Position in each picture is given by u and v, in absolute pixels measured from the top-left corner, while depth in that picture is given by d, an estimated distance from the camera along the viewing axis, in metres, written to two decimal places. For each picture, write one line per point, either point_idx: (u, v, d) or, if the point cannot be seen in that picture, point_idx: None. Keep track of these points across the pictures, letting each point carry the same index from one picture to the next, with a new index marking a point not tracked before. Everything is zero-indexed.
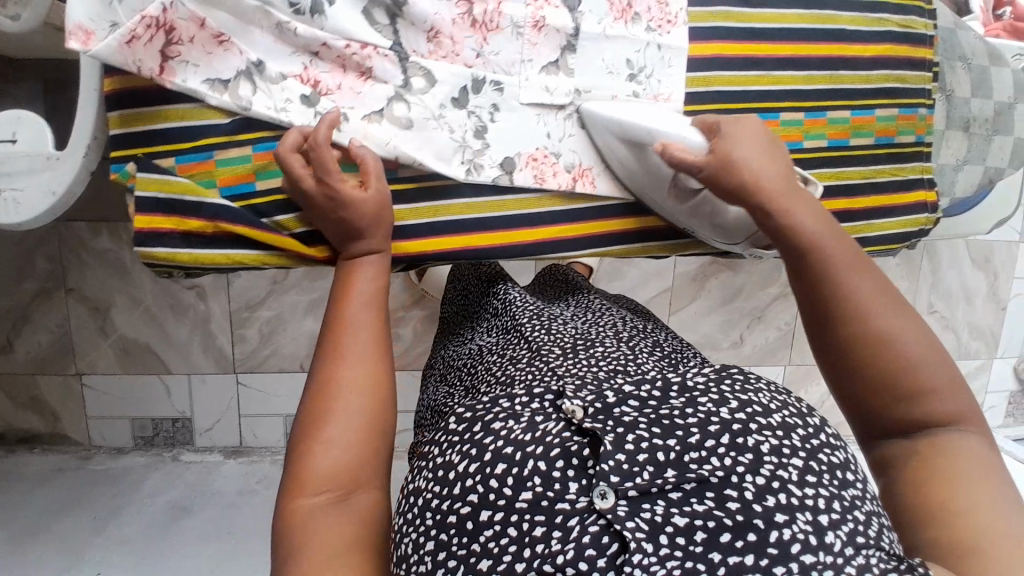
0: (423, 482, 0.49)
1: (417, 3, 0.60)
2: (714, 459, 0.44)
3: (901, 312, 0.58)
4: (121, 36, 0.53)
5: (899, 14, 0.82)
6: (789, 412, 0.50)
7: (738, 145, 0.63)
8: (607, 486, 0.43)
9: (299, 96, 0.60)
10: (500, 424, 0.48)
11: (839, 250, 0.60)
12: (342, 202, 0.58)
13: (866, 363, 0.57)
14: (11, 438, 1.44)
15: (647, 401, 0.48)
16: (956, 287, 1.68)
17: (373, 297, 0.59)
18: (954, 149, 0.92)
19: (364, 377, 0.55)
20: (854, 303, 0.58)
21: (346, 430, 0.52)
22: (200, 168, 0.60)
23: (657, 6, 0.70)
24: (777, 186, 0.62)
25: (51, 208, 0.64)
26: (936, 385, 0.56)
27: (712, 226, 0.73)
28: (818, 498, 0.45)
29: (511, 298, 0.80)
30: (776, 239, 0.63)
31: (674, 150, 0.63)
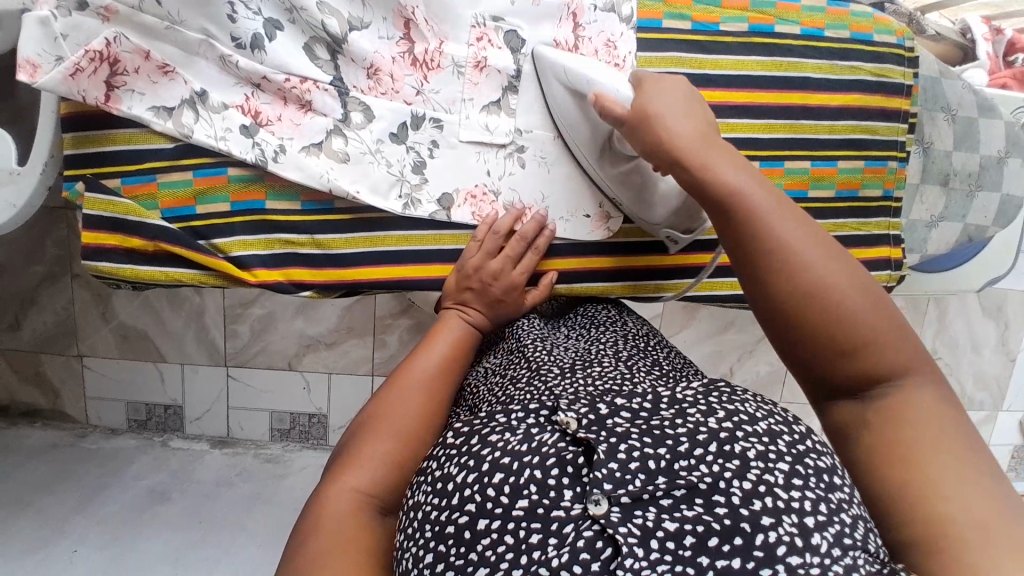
0: (422, 496, 0.44)
1: (357, 41, 0.62)
2: (703, 466, 0.40)
3: (836, 260, 0.50)
4: (65, 69, 0.56)
5: (872, 61, 0.79)
6: (774, 419, 0.45)
7: (659, 102, 0.59)
8: (599, 494, 0.39)
9: (239, 126, 0.62)
10: (497, 436, 0.43)
11: (763, 198, 0.52)
12: (515, 291, 0.67)
13: (804, 322, 0.49)
14: (14, 411, 1.51)
15: (638, 414, 0.44)
16: (962, 335, 1.62)
17: (458, 355, 0.63)
18: (929, 205, 0.90)
19: (418, 407, 0.57)
20: (790, 247, 0.50)
21: (389, 438, 0.54)
22: (144, 190, 0.63)
23: (606, 48, 0.70)
24: (695, 143, 0.56)
25: (13, 219, 0.68)
26: (879, 332, 0.48)
27: (633, 195, 0.69)
28: (804, 499, 0.40)
29: (521, 323, 0.67)
30: (697, 196, 0.55)
31: (603, 100, 0.61)
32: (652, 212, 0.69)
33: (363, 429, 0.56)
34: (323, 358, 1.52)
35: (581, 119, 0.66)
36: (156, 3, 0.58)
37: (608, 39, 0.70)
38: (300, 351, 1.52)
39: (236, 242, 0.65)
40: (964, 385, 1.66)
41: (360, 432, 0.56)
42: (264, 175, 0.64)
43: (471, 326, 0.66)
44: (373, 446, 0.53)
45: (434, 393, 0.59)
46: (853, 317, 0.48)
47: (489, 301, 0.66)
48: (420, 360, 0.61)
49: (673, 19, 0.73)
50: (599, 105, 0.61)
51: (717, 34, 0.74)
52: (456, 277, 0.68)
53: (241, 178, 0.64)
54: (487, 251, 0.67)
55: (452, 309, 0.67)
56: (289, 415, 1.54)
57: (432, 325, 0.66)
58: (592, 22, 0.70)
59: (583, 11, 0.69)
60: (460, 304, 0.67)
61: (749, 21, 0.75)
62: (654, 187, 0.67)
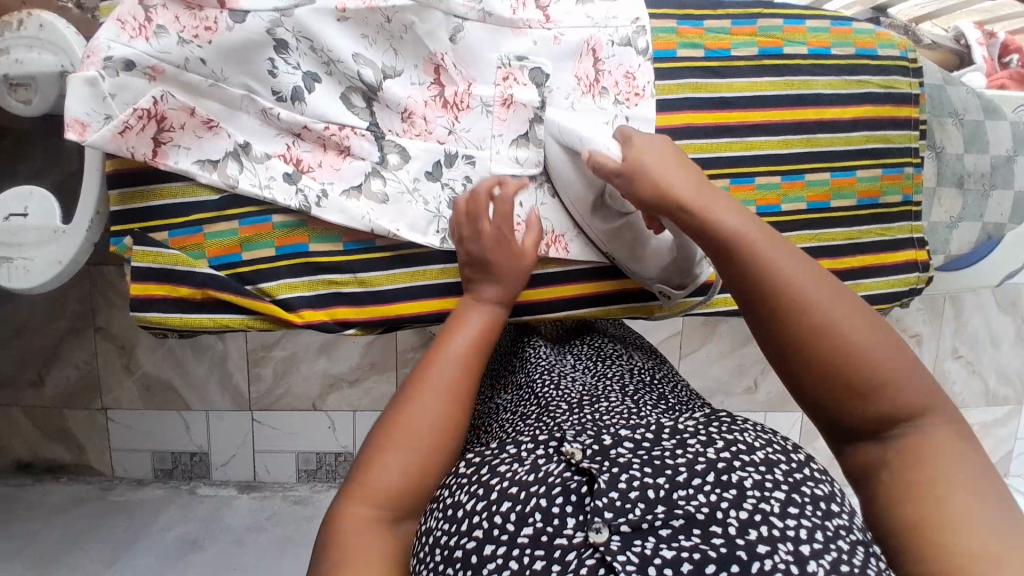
0: (434, 522, 0.44)
1: (391, 88, 0.66)
2: (700, 495, 0.39)
3: (845, 302, 0.49)
4: (115, 126, 0.58)
5: (880, 75, 0.81)
6: (773, 449, 0.44)
7: (651, 152, 0.57)
8: (600, 522, 0.38)
9: (282, 174, 0.64)
10: (506, 466, 0.44)
11: (769, 243, 0.51)
12: (502, 248, 0.63)
13: (814, 373, 0.47)
14: (39, 467, 1.50)
15: (641, 443, 0.43)
16: (981, 332, 1.63)
17: (477, 340, 0.58)
18: (947, 206, 0.93)
19: (439, 410, 0.53)
20: (799, 296, 0.48)
21: (410, 446, 0.50)
22: (191, 241, 0.65)
23: (625, 80, 0.73)
24: (690, 191, 0.53)
25: (59, 275, 0.68)
26: (891, 372, 0.47)
27: (626, 247, 0.69)
28: (800, 528, 0.38)
29: (533, 356, 0.68)
30: (697, 240, 0.53)
31: (596, 158, 0.58)
32: (645, 267, 0.71)
33: (379, 430, 0.52)
34: (347, 395, 1.53)
35: (578, 177, 0.67)
36: (200, 62, 0.60)
37: (628, 71, 0.73)
38: (324, 390, 1.52)
39: (280, 284, 0.67)
40: (988, 381, 1.66)
41: (376, 432, 0.52)
42: (306, 220, 0.67)
43: (495, 303, 0.62)
44: (391, 450, 0.50)
45: (457, 391, 0.54)
46: (866, 360, 0.46)
47: (482, 268, 0.64)
48: (442, 353, 0.56)
49: (688, 47, 0.76)
50: (592, 161, 0.58)
51: (730, 59, 0.77)
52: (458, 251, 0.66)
53: (285, 224, 0.66)
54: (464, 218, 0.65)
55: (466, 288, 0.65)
56: (316, 456, 1.54)
57: (451, 314, 0.61)
58: (610, 57, 0.73)
59: (601, 47, 0.72)
60: (478, 287, 0.63)
61: (759, 45, 0.78)
62: (647, 244, 0.68)
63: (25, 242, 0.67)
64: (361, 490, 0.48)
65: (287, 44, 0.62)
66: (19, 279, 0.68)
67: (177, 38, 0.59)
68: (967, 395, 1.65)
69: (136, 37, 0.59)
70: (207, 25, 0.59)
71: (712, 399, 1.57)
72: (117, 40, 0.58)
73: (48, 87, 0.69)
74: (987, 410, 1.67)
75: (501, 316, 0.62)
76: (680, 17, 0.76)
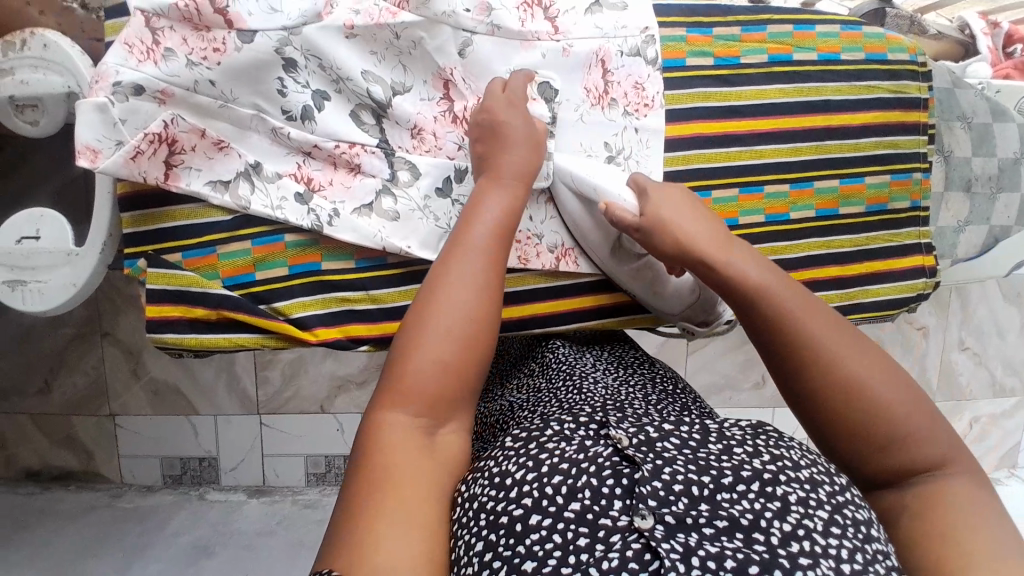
0: (477, 488, 0.43)
1: (400, 105, 0.66)
2: (744, 501, 0.41)
3: (867, 353, 0.51)
4: (127, 152, 0.58)
5: (890, 80, 0.81)
6: (819, 469, 0.45)
7: (667, 205, 0.61)
8: (645, 509, 0.39)
9: (293, 194, 0.64)
10: (553, 442, 0.44)
11: (791, 298, 0.53)
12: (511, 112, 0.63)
13: (842, 427, 0.49)
14: (46, 475, 1.50)
15: (687, 441, 0.45)
16: (987, 323, 1.63)
17: (497, 230, 0.56)
18: (954, 211, 0.93)
19: (466, 316, 0.51)
20: (823, 351, 0.51)
21: (435, 354, 0.49)
22: (205, 261, 0.65)
23: (634, 91, 0.73)
24: (707, 242, 0.58)
25: (73, 297, 0.68)
26: (912, 425, 0.49)
27: (647, 285, 0.71)
28: (841, 547, 0.39)
29: (553, 358, 0.67)
30: (724, 295, 0.57)
31: (614, 210, 0.62)
32: (666, 303, 0.73)
33: (403, 336, 0.50)
34: (355, 398, 1.53)
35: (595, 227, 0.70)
36: (209, 84, 0.60)
37: (636, 81, 0.73)
38: (332, 393, 1.53)
39: (295, 303, 0.67)
40: (995, 372, 1.66)
41: (401, 340, 0.50)
42: (319, 238, 0.67)
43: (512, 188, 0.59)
44: (420, 357, 0.49)
45: (482, 298, 0.52)
46: (889, 414, 0.49)
47: (491, 133, 0.62)
48: (462, 246, 0.54)
49: (697, 56, 0.76)
50: (609, 213, 0.63)
51: (739, 66, 0.77)
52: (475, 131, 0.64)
53: (298, 243, 0.66)
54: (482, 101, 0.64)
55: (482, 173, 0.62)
56: (325, 458, 1.54)
57: (465, 204, 0.59)
58: (620, 67, 0.73)
59: (611, 57, 0.72)
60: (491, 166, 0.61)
61: (769, 52, 0.77)
62: (666, 282, 0.71)
63: (38, 265, 0.67)
64: (395, 407, 0.48)
65: (296, 62, 0.62)
66: (35, 302, 0.68)
67: (186, 60, 0.59)
68: (974, 385, 1.66)
69: (144, 61, 0.58)
70: (215, 46, 0.59)
71: (720, 394, 1.57)
72: (125, 64, 0.58)
73: (55, 105, 0.70)
74: (994, 401, 1.68)
75: (520, 204, 0.59)
76: (689, 24, 0.76)
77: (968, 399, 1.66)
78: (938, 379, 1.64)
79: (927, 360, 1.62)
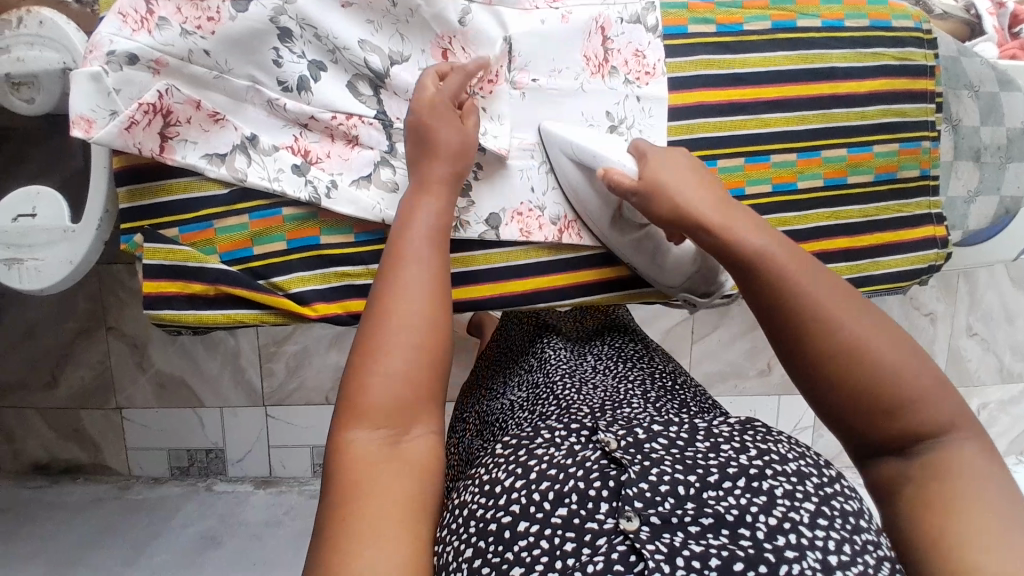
0: (469, 495, 0.46)
1: (399, 75, 0.65)
2: (730, 497, 0.41)
3: (869, 314, 0.49)
4: (121, 122, 0.58)
5: (895, 47, 0.79)
6: (805, 461, 0.45)
7: (666, 170, 0.59)
8: (631, 511, 0.40)
9: (290, 165, 0.63)
10: (542, 449, 0.46)
11: (791, 259, 0.51)
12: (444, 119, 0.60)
13: (846, 395, 0.47)
14: (55, 468, 1.50)
15: (675, 441, 0.46)
16: (996, 308, 1.61)
17: (437, 232, 0.56)
18: (964, 180, 0.91)
19: (425, 313, 0.51)
20: (824, 313, 0.49)
21: (406, 362, 0.49)
22: (202, 236, 0.65)
23: (634, 58, 0.72)
24: (711, 211, 0.55)
25: (70, 275, 0.68)
26: (920, 389, 0.47)
27: (648, 258, 0.70)
28: (829, 538, 0.40)
29: (552, 356, 0.67)
30: (721, 258, 0.54)
31: (613, 174, 0.60)
32: (662, 274, 0.72)
33: (359, 348, 0.50)
34: None
35: (593, 195, 0.68)
36: (204, 54, 0.59)
37: (637, 49, 0.72)
38: (337, 384, 1.52)
39: (293, 278, 0.66)
40: (1005, 357, 1.63)
41: (367, 321, 0.51)
42: (317, 212, 0.66)
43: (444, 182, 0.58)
44: (385, 369, 0.48)
45: (432, 301, 0.52)
46: (896, 377, 0.47)
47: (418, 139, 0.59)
48: (402, 253, 0.53)
49: (698, 24, 0.74)
50: (608, 180, 0.61)
51: (742, 34, 0.75)
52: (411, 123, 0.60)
53: (295, 217, 0.66)
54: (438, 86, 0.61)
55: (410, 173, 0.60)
56: None
57: (399, 210, 0.57)
58: (619, 35, 0.72)
59: (610, 24, 0.71)
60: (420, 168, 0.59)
61: (772, 18, 0.76)
62: (666, 253, 0.70)
63: (35, 242, 0.67)
64: (356, 423, 0.47)
65: (291, 32, 0.61)
66: (31, 280, 0.68)
67: (180, 29, 0.58)
68: (984, 371, 1.63)
69: (138, 30, 0.58)
70: (209, 15, 0.58)
71: (727, 381, 1.55)
72: (119, 33, 0.57)
73: (50, 81, 0.69)
74: (1004, 387, 1.65)
75: (451, 206, 0.58)
76: None
77: (977, 384, 1.64)
78: (947, 364, 1.62)
79: (935, 345, 1.60)
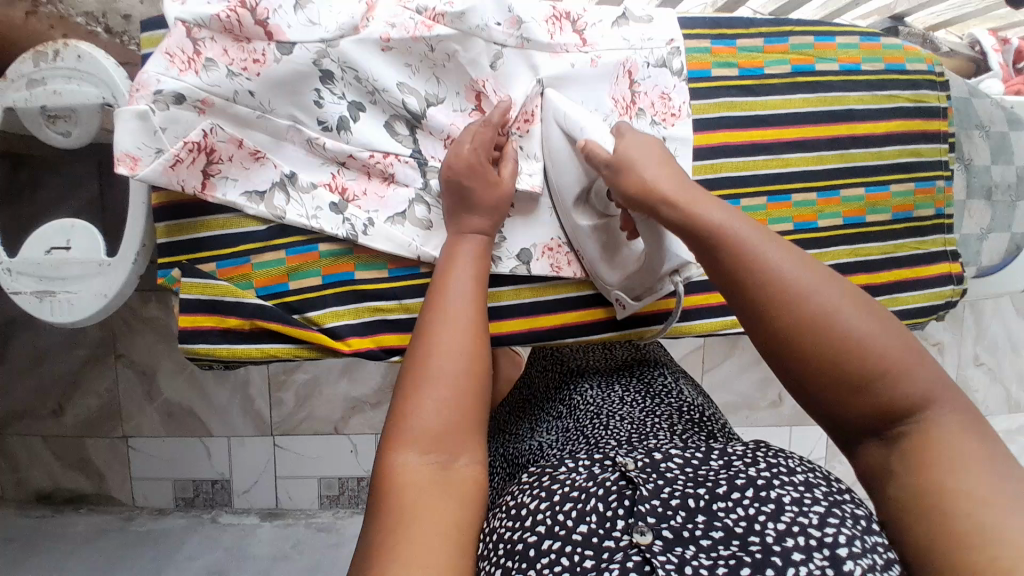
0: (496, 521, 0.46)
1: (434, 115, 0.66)
2: (739, 508, 0.41)
3: (832, 283, 0.46)
4: (166, 161, 0.59)
5: (909, 89, 0.82)
6: (815, 474, 0.45)
7: (637, 147, 0.56)
8: (644, 525, 0.41)
9: (328, 204, 0.65)
10: (566, 474, 0.46)
11: (751, 233, 0.48)
12: (477, 174, 0.62)
13: (824, 370, 0.44)
14: (58, 498, 1.48)
15: (690, 460, 0.46)
16: (1002, 338, 1.62)
17: (476, 276, 0.58)
18: (977, 219, 0.93)
19: (460, 343, 0.53)
20: (783, 285, 0.45)
21: (440, 389, 0.50)
22: (238, 271, 0.66)
23: (660, 100, 0.74)
24: (674, 186, 0.51)
25: (103, 308, 0.68)
26: (893, 362, 0.43)
27: (600, 244, 0.67)
28: (839, 534, 0.39)
29: (582, 399, 0.68)
30: (681, 237, 0.51)
31: (590, 147, 0.59)
32: (611, 269, 0.68)
33: (404, 379, 0.51)
34: (369, 418, 1.52)
35: (571, 168, 0.65)
36: (249, 94, 0.61)
37: (662, 92, 0.74)
38: (346, 414, 1.52)
39: (328, 313, 0.67)
40: (1012, 387, 1.64)
41: (412, 353, 0.53)
42: (352, 248, 0.67)
43: (478, 232, 0.61)
44: (421, 401, 0.49)
45: (467, 327, 0.54)
46: (869, 349, 0.43)
47: (456, 195, 0.62)
48: (447, 286, 0.56)
49: (721, 67, 0.77)
50: (586, 150, 0.59)
51: (764, 77, 0.77)
52: (449, 173, 0.62)
53: (332, 252, 0.67)
54: (482, 142, 0.62)
55: (448, 231, 0.63)
56: (338, 481, 1.52)
57: (442, 255, 0.60)
58: (646, 78, 0.73)
59: (637, 68, 0.73)
60: (457, 220, 0.62)
61: (792, 62, 0.78)
62: (621, 247, 0.67)
63: (68, 276, 0.67)
64: (402, 448, 0.48)
65: (333, 74, 0.63)
66: (63, 314, 0.68)
67: (226, 71, 0.60)
68: (991, 402, 1.64)
69: (185, 70, 0.59)
70: (256, 57, 0.60)
71: (738, 413, 1.55)
72: (166, 73, 0.58)
73: (88, 117, 0.71)
74: (1011, 417, 1.66)
75: (490, 245, 0.62)
76: (713, 37, 0.77)
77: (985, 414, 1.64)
78: None
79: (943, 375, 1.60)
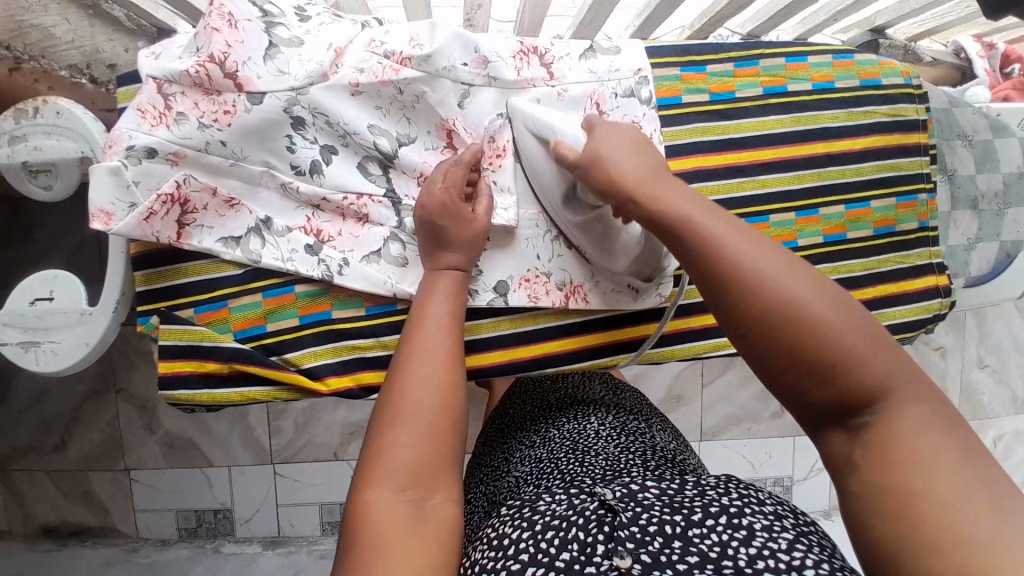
0: (479, 555, 0.46)
1: (406, 154, 0.66)
2: (714, 534, 0.41)
3: (796, 269, 0.45)
4: (140, 214, 0.59)
5: (886, 104, 0.82)
6: (782, 504, 0.45)
7: (607, 141, 0.55)
8: (623, 549, 0.40)
9: (304, 245, 0.65)
10: (547, 504, 0.46)
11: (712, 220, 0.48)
12: (451, 213, 0.62)
13: (785, 358, 0.43)
14: (64, 532, 1.48)
15: (666, 489, 0.45)
16: (1005, 340, 1.60)
17: (454, 312, 0.58)
18: (963, 228, 0.92)
19: (439, 376, 0.53)
20: (747, 273, 0.45)
21: (420, 422, 0.50)
22: (216, 315, 0.66)
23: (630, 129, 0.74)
24: (639, 179, 0.52)
25: (85, 356, 0.69)
26: (858, 351, 0.42)
27: (595, 240, 0.67)
28: (806, 558, 0.39)
29: (561, 432, 0.68)
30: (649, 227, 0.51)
31: (560, 148, 0.58)
32: (613, 259, 0.68)
33: (382, 416, 0.51)
34: None
35: (549, 169, 0.65)
36: (220, 144, 0.62)
37: (632, 121, 0.73)
38: (345, 439, 1.52)
39: (308, 353, 0.67)
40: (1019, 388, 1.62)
41: (390, 387, 0.53)
42: (328, 288, 0.67)
43: (454, 268, 0.61)
44: (398, 436, 0.49)
45: (448, 363, 0.54)
46: (831, 338, 0.42)
47: (433, 236, 0.62)
48: (426, 319, 0.57)
49: (692, 93, 0.77)
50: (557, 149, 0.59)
51: (735, 100, 0.78)
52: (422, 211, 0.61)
53: (308, 293, 0.67)
54: (453, 181, 0.63)
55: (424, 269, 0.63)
56: (339, 506, 1.52)
57: (420, 288, 0.61)
58: (615, 108, 0.73)
59: (605, 100, 0.73)
60: (432, 257, 0.62)
61: (762, 85, 0.79)
62: (617, 236, 0.66)
63: (52, 325, 0.68)
64: (378, 484, 0.47)
65: (304, 120, 0.63)
66: (48, 363, 0.69)
67: (197, 123, 0.60)
68: (998, 404, 1.62)
69: (156, 125, 0.60)
70: (226, 108, 0.60)
71: (741, 425, 1.54)
72: (138, 129, 0.59)
73: (66, 169, 0.71)
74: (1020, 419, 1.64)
75: (468, 281, 0.62)
76: (683, 64, 0.77)
77: (992, 418, 1.62)
78: (960, 400, 1.61)
79: (948, 379, 1.58)
